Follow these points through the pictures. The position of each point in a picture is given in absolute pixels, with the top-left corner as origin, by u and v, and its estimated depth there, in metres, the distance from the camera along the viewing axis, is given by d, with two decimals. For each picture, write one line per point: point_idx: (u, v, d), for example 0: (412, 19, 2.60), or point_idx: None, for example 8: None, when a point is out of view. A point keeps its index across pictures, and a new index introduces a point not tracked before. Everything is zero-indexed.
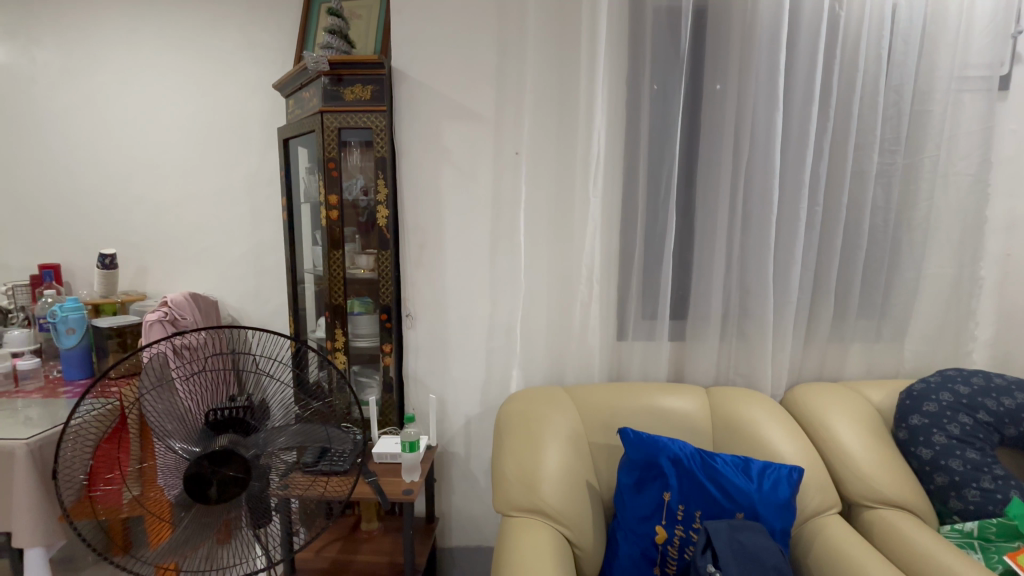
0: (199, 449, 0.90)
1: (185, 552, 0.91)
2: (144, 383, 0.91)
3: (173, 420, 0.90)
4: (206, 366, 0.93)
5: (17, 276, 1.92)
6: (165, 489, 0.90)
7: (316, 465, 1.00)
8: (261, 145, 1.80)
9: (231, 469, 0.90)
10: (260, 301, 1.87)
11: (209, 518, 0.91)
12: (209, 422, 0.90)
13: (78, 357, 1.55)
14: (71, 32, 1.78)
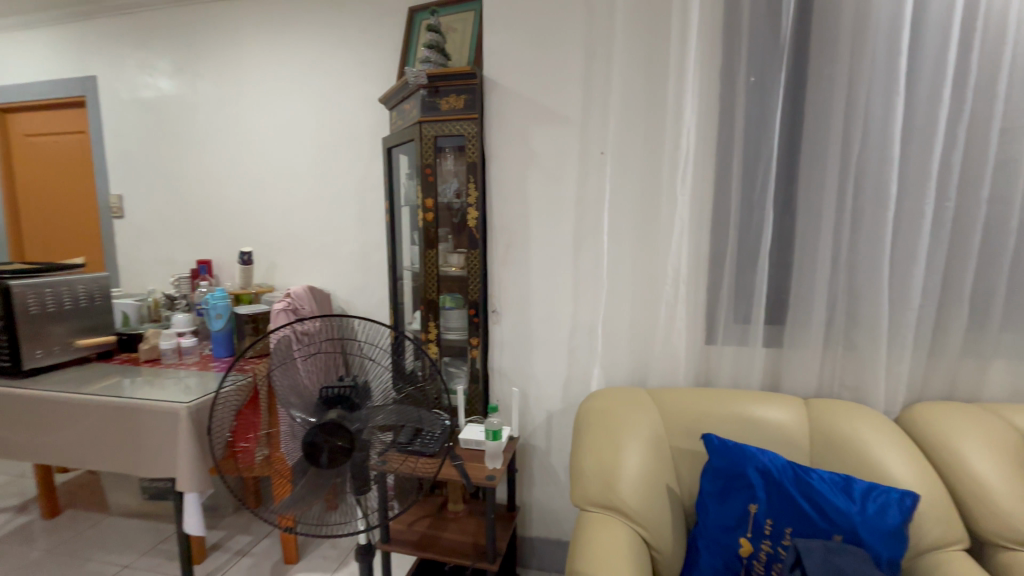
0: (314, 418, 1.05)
1: (302, 508, 1.06)
2: (273, 360, 1.08)
3: (295, 394, 1.08)
4: (321, 350, 1.08)
5: (180, 269, 2.32)
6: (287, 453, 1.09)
7: (410, 444, 1.10)
8: (368, 153, 1.99)
9: (339, 439, 0.99)
10: (365, 294, 2.08)
11: (321, 481, 1.05)
12: (322, 397, 1.04)
13: (225, 338, 1.85)
14: (223, 64, 2.11)
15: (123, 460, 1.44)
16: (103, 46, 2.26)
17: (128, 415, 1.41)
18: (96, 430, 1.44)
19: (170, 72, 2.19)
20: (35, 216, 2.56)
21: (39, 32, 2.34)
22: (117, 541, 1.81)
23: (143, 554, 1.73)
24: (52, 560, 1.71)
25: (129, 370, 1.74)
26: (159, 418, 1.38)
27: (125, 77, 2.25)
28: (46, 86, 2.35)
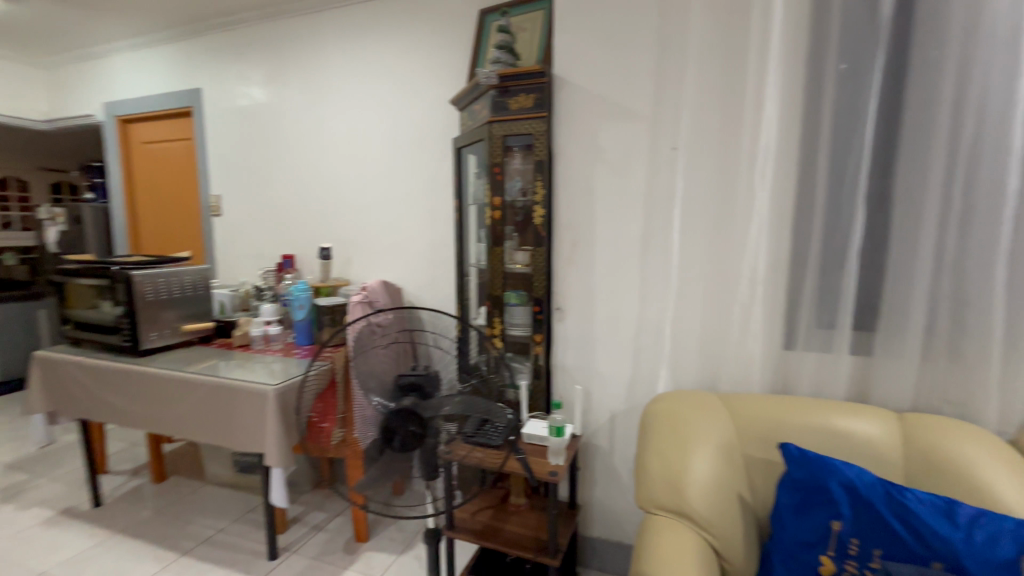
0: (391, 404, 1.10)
1: (375, 489, 1.12)
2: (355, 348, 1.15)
3: (373, 380, 1.14)
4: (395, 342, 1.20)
5: (268, 263, 2.52)
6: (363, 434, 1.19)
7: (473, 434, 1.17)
8: (438, 153, 2.06)
9: (411, 425, 1.06)
10: (433, 290, 2.15)
11: (394, 465, 1.11)
12: (399, 384, 1.09)
13: (306, 327, 1.99)
14: (309, 72, 2.27)
15: (219, 435, 1.59)
16: (208, 60, 2.50)
17: (225, 394, 1.55)
18: (198, 407, 1.60)
19: (263, 81, 2.38)
20: (150, 214, 2.89)
21: (156, 50, 2.63)
22: (213, 508, 2.01)
23: (234, 521, 1.91)
24: (160, 520, 1.94)
25: (225, 353, 1.92)
26: (251, 397, 1.51)
27: (225, 88, 2.48)
28: (160, 98, 2.65)
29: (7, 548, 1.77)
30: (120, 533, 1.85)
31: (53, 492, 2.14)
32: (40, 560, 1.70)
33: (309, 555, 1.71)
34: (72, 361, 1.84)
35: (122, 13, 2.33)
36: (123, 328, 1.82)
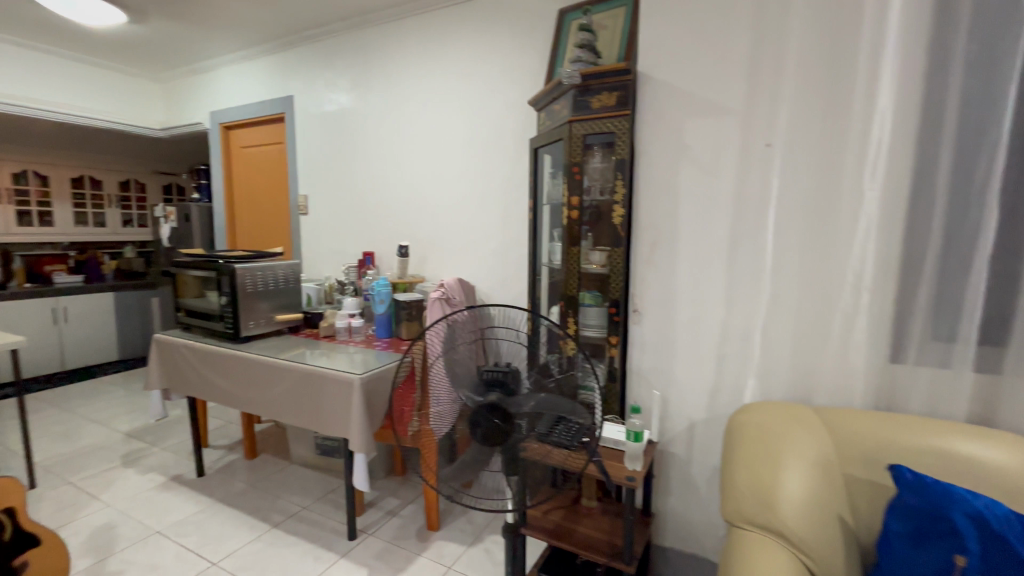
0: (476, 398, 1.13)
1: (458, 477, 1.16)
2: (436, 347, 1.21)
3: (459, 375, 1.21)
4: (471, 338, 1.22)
5: (349, 259, 2.67)
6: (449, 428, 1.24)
7: (549, 435, 1.13)
8: (513, 153, 2.08)
9: (496, 418, 1.08)
10: (504, 288, 2.18)
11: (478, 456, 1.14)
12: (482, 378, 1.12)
13: (385, 321, 2.09)
14: (391, 78, 2.38)
15: (308, 418, 1.71)
16: (300, 69, 2.69)
17: (315, 381, 1.66)
18: (290, 391, 1.73)
19: (349, 87, 2.53)
20: (246, 213, 3.15)
21: (255, 62, 2.86)
22: (298, 486, 2.16)
23: (317, 500, 2.04)
24: (253, 493, 2.11)
25: (312, 343, 2.05)
26: (338, 384, 1.61)
27: (314, 95, 2.66)
28: (258, 106, 2.88)
29: (129, 507, 2.00)
30: (220, 503, 2.03)
31: (164, 461, 2.40)
32: (155, 520, 1.91)
33: (384, 538, 1.79)
34: (184, 344, 2.05)
35: (229, 29, 2.56)
36: (227, 316, 2.00)
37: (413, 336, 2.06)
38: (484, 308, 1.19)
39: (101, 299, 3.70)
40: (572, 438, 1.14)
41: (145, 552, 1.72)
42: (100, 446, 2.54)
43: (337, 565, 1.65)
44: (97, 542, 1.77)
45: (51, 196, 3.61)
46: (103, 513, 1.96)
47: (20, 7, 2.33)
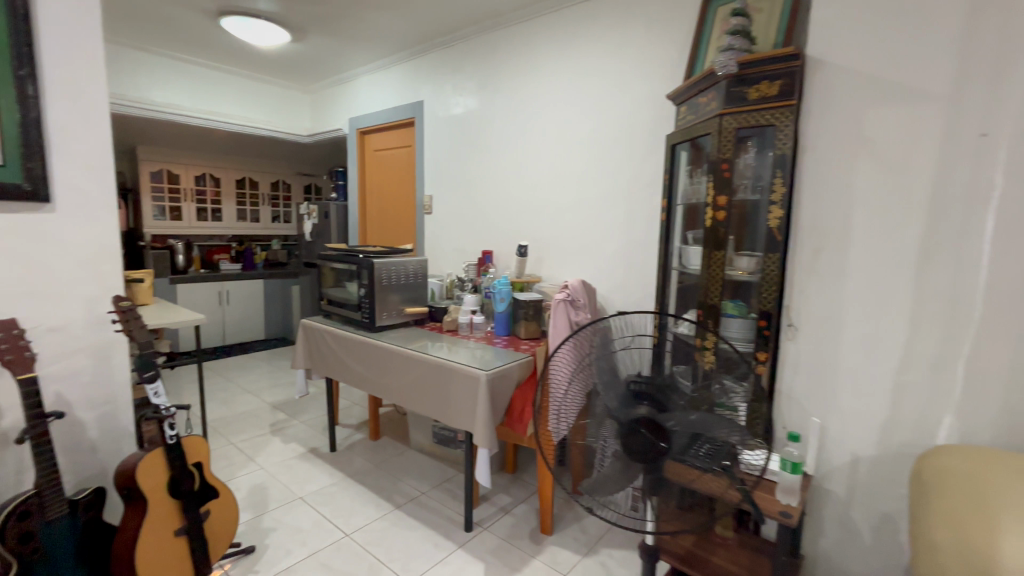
0: (623, 412, 1.08)
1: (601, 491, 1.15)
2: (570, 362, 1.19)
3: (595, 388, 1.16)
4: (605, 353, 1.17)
5: (468, 257, 2.76)
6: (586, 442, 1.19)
7: (688, 454, 1.04)
8: (643, 152, 1.99)
9: (648, 431, 1.04)
10: (626, 292, 2.10)
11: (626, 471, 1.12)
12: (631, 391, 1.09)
13: (504, 319, 2.11)
14: (518, 78, 2.40)
15: (434, 409, 1.78)
16: (430, 75, 2.83)
17: (441, 373, 1.74)
18: (418, 381, 1.83)
19: (476, 90, 2.60)
20: (376, 211, 3.41)
21: (390, 71, 3.08)
22: (416, 471, 2.27)
23: (434, 487, 2.13)
24: (377, 473, 2.27)
25: (436, 336, 2.14)
26: (465, 379, 1.66)
27: (442, 99, 2.78)
28: (391, 112, 3.09)
29: (276, 472, 2.25)
30: (350, 478, 2.21)
31: (303, 433, 2.68)
32: (298, 487, 2.13)
33: (499, 535, 1.81)
34: (325, 331, 2.27)
35: (371, 41, 2.78)
36: (364, 306, 2.16)
37: (532, 336, 2.06)
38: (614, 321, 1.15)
39: (254, 285, 4.25)
40: (711, 461, 1.04)
41: (292, 514, 1.92)
42: (253, 413, 2.91)
43: (455, 555, 1.70)
44: (253, 499, 2.01)
45: (221, 195, 4.23)
46: (257, 474, 2.23)
47: (210, 34, 2.74)
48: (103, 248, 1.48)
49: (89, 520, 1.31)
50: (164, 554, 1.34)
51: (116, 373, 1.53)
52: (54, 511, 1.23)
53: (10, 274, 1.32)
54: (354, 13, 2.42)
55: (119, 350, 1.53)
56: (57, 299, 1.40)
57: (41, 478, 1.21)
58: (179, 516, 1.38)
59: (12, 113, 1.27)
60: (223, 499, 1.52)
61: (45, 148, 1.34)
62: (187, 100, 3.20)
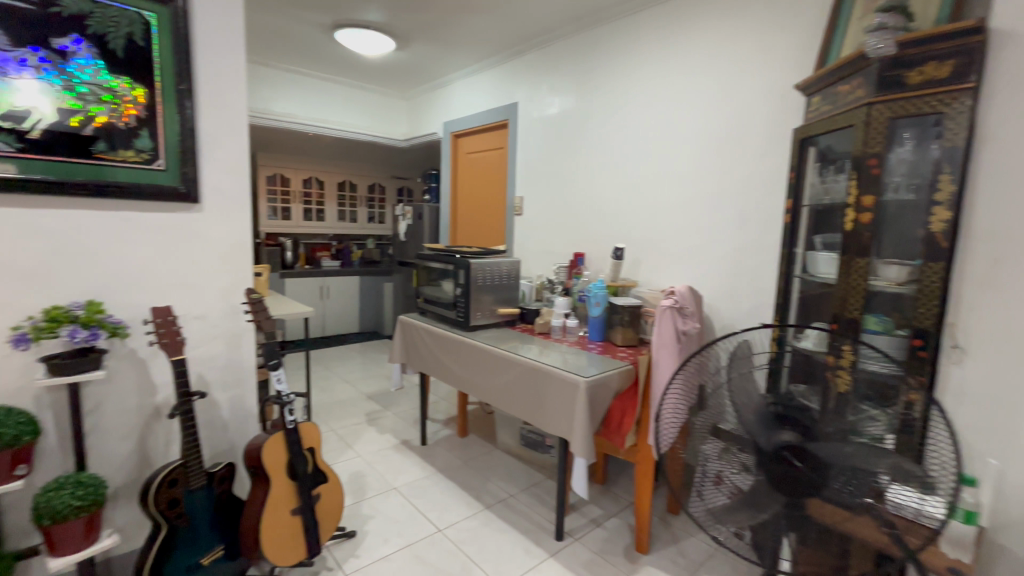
0: (765, 439, 1.00)
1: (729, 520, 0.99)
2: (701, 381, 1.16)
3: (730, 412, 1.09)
4: (738, 373, 1.11)
5: (558, 259, 2.72)
6: (718, 467, 1.06)
7: (835, 487, 0.89)
8: (761, 149, 1.83)
9: (797, 460, 0.94)
10: (734, 300, 1.94)
11: (758, 501, 0.97)
12: (772, 415, 1.01)
13: (600, 324, 2.03)
14: (618, 75, 2.32)
15: (530, 412, 1.77)
16: (525, 77, 2.83)
17: (537, 376, 1.72)
18: (513, 383, 1.83)
19: (572, 89, 2.55)
20: (467, 212, 3.48)
21: (486, 74, 3.12)
22: (504, 472, 2.27)
23: (523, 491, 2.12)
24: (467, 470, 2.29)
25: (529, 338, 2.12)
26: (563, 384, 1.61)
27: (537, 100, 2.77)
28: (485, 114, 3.14)
29: (373, 460, 2.36)
30: (440, 473, 2.26)
31: (395, 424, 2.79)
32: (392, 477, 2.21)
33: (592, 548, 1.75)
34: (423, 327, 2.35)
35: (469, 45, 2.83)
36: (460, 306, 2.20)
37: (629, 343, 1.97)
38: (748, 339, 1.09)
39: (352, 282, 4.53)
40: (854, 495, 0.88)
41: (389, 503, 2.00)
42: (350, 402, 3.08)
43: (548, 564, 1.66)
44: (353, 486, 2.12)
45: (324, 197, 4.56)
46: (355, 461, 2.35)
47: (325, 47, 2.94)
48: (238, 245, 1.62)
49: (222, 492, 1.44)
50: (283, 532, 1.43)
51: (245, 359, 1.67)
52: (195, 481, 1.35)
53: (167, 267, 1.49)
54: (456, 18, 2.47)
55: (248, 338, 1.67)
56: (201, 290, 1.56)
57: (187, 450, 1.34)
58: (295, 497, 1.47)
59: (174, 123, 1.44)
60: (331, 484, 1.60)
61: (197, 154, 1.50)
62: (301, 110, 3.47)
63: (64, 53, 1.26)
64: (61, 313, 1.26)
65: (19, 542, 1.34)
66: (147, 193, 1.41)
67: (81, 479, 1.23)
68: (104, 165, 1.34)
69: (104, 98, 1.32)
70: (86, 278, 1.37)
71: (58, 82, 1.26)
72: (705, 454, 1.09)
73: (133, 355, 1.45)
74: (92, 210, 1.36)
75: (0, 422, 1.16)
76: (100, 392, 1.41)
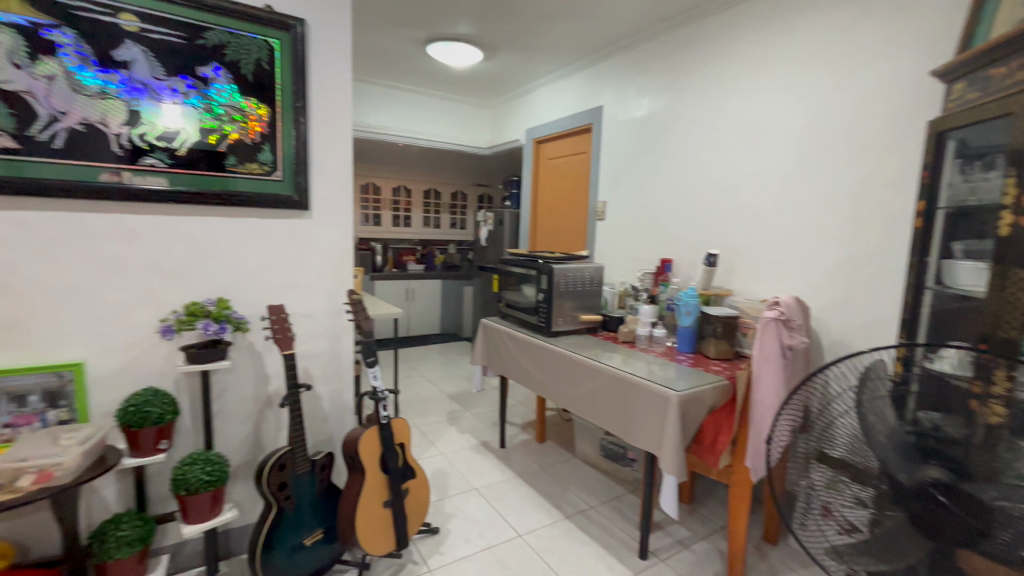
0: (903, 473, 0.88)
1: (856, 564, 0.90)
2: (819, 400, 1.00)
3: (858, 439, 0.95)
4: (869, 395, 0.95)
5: (643, 265, 2.62)
6: (841, 504, 0.94)
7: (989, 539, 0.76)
8: (885, 145, 1.63)
9: (943, 498, 0.82)
10: (847, 313, 1.75)
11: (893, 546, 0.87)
12: (915, 446, 0.88)
13: (690, 335, 1.92)
14: (714, 72, 2.20)
15: (615, 423, 1.71)
16: (612, 79, 2.78)
17: (622, 385, 1.67)
18: (596, 391, 1.79)
19: (662, 90, 2.46)
20: (548, 217, 3.48)
21: (570, 79, 3.11)
22: (584, 482, 2.23)
23: (603, 503, 2.06)
24: (545, 477, 2.28)
25: (613, 346, 2.06)
26: (653, 396, 1.54)
27: (623, 102, 2.70)
28: (569, 119, 3.12)
29: (454, 459, 2.42)
30: (519, 478, 2.26)
31: (474, 425, 2.85)
32: (473, 477, 2.25)
33: (679, 571, 1.65)
34: (504, 332, 2.38)
35: (555, 51, 2.84)
36: (542, 311, 2.20)
37: (723, 356, 1.84)
38: (883, 355, 0.90)
39: (434, 285, 4.72)
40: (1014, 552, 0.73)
41: (469, 503, 2.03)
42: (432, 401, 3.20)
43: None
44: (436, 482, 2.19)
45: (411, 204, 4.80)
46: (437, 458, 2.42)
47: (417, 62, 3.10)
48: (341, 249, 1.74)
49: (322, 479, 1.54)
50: (375, 522, 1.51)
51: (344, 356, 1.79)
52: (301, 467, 1.46)
53: (281, 269, 1.64)
54: (544, 25, 2.49)
55: (347, 336, 1.79)
56: (309, 290, 1.69)
57: (294, 438, 1.45)
58: (386, 490, 1.54)
59: (291, 138, 1.58)
60: (418, 480, 1.66)
61: (309, 166, 1.63)
62: (394, 122, 3.68)
63: (206, 79, 1.44)
64: (198, 308, 1.43)
65: (159, 507, 1.53)
66: (268, 202, 1.56)
67: (209, 457, 1.38)
68: (233, 177, 1.51)
69: (235, 117, 1.48)
70: (216, 277, 1.54)
71: (200, 104, 1.44)
72: (811, 482, 0.98)
73: (251, 347, 1.61)
74: (223, 217, 1.53)
75: (149, 402, 1.33)
76: (225, 379, 1.58)
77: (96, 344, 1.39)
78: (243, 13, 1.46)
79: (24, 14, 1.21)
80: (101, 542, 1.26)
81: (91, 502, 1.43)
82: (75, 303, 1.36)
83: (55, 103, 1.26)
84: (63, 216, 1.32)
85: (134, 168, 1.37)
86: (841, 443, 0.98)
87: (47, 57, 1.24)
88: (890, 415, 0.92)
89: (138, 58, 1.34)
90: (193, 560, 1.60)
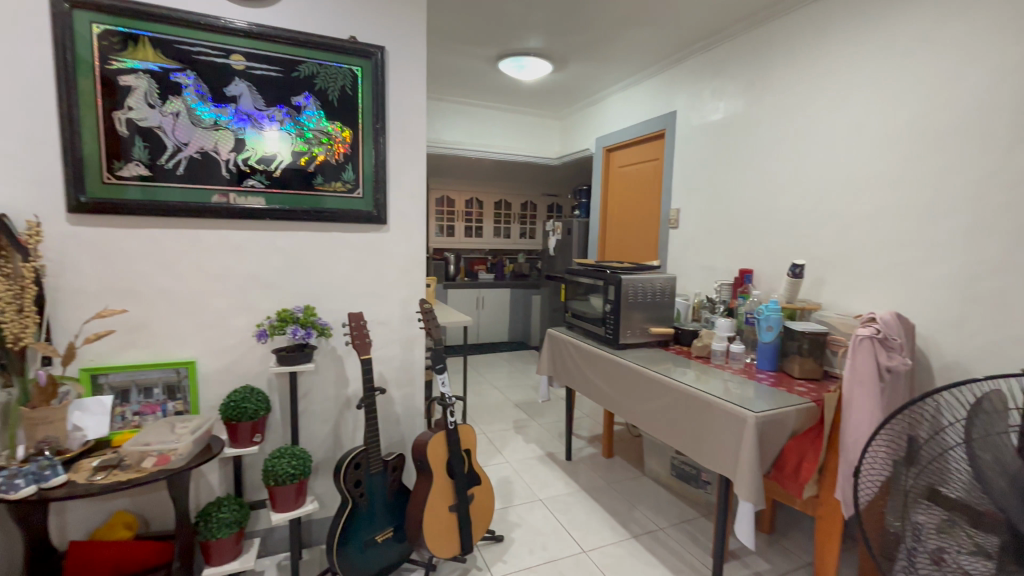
0: None
1: None
2: (925, 428, 0.90)
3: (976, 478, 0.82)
4: (992, 428, 0.83)
5: (719, 276, 2.49)
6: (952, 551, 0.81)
7: None
8: (1010, 141, 1.43)
9: None
10: (962, 333, 1.54)
11: None
12: None
13: (771, 351, 1.79)
14: (800, 70, 2.05)
15: (686, 442, 1.63)
16: (686, 84, 2.68)
17: (695, 403, 1.59)
18: (667, 408, 1.72)
19: (741, 91, 2.34)
20: (618, 227, 3.42)
21: (642, 85, 3.05)
22: (653, 502, 2.14)
23: (673, 525, 1.96)
24: (612, 493, 2.22)
25: (685, 361, 1.97)
26: (728, 417, 1.46)
27: (699, 106, 2.60)
28: (640, 126, 3.06)
29: (519, 469, 2.43)
30: (585, 492, 2.22)
31: (540, 435, 2.84)
32: (538, 488, 2.25)
33: None
34: (571, 344, 2.37)
35: (626, 59, 2.80)
36: (609, 323, 2.16)
37: (809, 375, 1.69)
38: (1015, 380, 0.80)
39: (504, 294, 4.80)
40: None
41: (533, 514, 2.03)
42: (500, 408, 3.24)
43: None
44: (501, 490, 2.21)
45: (483, 215, 4.93)
46: (503, 466, 2.45)
47: (490, 78, 3.19)
48: (415, 260, 1.83)
49: (393, 479, 1.62)
50: (441, 526, 1.55)
51: (416, 362, 1.87)
52: (374, 466, 1.55)
53: (360, 279, 1.76)
54: (615, 33, 2.46)
55: (419, 343, 1.88)
56: (385, 299, 1.80)
57: (369, 439, 1.54)
58: (452, 494, 1.59)
59: (371, 158, 1.70)
60: (483, 487, 1.69)
61: (387, 182, 1.74)
62: (467, 137, 3.81)
63: (299, 107, 1.59)
64: (288, 315, 1.57)
65: (253, 495, 1.69)
66: (350, 217, 1.69)
67: (294, 452, 1.51)
68: (321, 195, 1.65)
69: (323, 141, 1.63)
70: (305, 286, 1.68)
71: (294, 130, 1.59)
72: (916, 524, 0.86)
73: (333, 352, 1.74)
74: (312, 232, 1.67)
75: (246, 399, 1.48)
76: (310, 380, 1.72)
77: (206, 345, 1.58)
78: (331, 45, 1.60)
79: (158, 61, 1.41)
80: (206, 521, 1.42)
81: (199, 485, 1.62)
82: (191, 309, 1.55)
83: (179, 135, 1.46)
84: (184, 233, 1.52)
85: (238, 190, 1.55)
86: (951, 480, 0.85)
87: (174, 96, 1.44)
88: (1014, 452, 0.80)
89: (244, 92, 1.52)
90: (280, 545, 1.74)
